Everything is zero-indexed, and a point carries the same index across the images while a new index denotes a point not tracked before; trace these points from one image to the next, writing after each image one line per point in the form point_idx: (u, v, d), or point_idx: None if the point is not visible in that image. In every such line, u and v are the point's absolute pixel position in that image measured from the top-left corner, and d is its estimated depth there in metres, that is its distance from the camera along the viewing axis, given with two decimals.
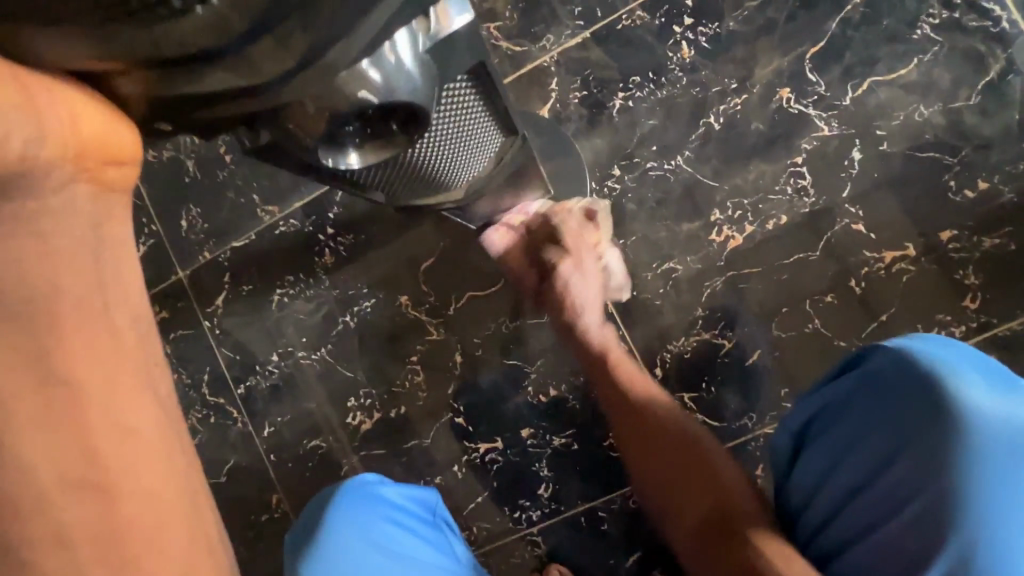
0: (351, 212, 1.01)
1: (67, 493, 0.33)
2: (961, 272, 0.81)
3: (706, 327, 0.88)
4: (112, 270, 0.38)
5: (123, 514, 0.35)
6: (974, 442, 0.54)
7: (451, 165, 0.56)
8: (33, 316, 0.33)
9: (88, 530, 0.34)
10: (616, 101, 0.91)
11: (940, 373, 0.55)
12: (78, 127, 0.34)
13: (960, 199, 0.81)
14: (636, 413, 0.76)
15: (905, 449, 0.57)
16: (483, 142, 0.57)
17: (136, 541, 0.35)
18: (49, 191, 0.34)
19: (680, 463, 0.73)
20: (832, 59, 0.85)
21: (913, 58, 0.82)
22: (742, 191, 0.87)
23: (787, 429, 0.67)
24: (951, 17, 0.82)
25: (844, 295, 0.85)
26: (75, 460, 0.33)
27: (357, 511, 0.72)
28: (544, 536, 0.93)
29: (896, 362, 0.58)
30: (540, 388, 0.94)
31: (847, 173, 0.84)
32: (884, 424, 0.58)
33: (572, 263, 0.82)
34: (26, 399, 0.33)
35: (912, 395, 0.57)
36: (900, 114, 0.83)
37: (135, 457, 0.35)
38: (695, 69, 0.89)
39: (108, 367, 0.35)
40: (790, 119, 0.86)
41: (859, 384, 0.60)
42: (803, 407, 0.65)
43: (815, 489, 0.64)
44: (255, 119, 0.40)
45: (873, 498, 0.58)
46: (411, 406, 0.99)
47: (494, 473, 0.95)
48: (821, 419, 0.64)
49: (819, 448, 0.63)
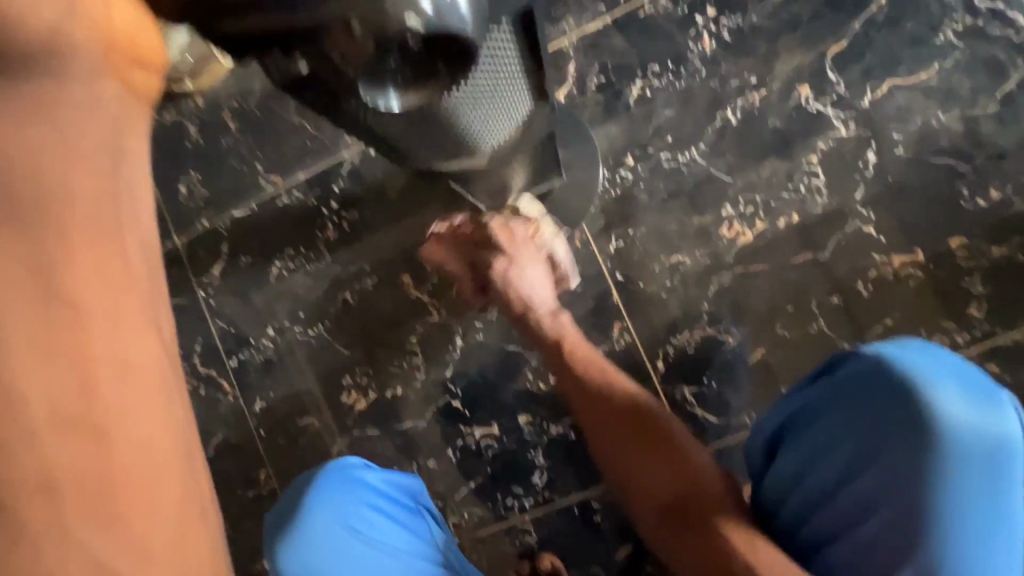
0: (357, 187, 0.99)
1: (58, 428, 0.25)
2: (968, 280, 0.81)
3: (711, 322, 0.88)
4: (130, 179, 0.30)
5: (113, 464, 0.26)
6: (947, 451, 0.53)
7: (475, 122, 0.54)
8: (38, 209, 0.27)
9: (76, 477, 0.25)
10: (634, 89, 0.89)
11: (916, 381, 0.55)
12: (112, 20, 0.29)
13: (972, 207, 0.81)
14: (596, 398, 0.75)
15: (880, 455, 0.55)
16: (510, 102, 0.56)
17: (127, 509, 0.26)
18: (73, 77, 0.28)
19: (648, 448, 0.71)
20: (853, 60, 0.84)
21: (934, 63, 0.82)
22: (755, 187, 0.87)
23: (762, 432, 0.65)
24: (974, 24, 0.81)
25: (850, 297, 0.84)
26: (69, 386, 0.26)
27: (336, 495, 0.69)
28: (536, 525, 0.93)
29: (875, 368, 0.56)
30: (541, 375, 0.93)
31: (861, 175, 0.84)
32: (861, 429, 0.56)
33: (562, 240, 0.87)
34: (16, 299, 0.26)
35: (886, 402, 0.55)
36: (917, 118, 0.83)
37: (131, 398, 0.27)
38: (715, 61, 0.88)
39: (106, 280, 0.27)
40: (807, 117, 0.85)
41: (836, 387, 0.58)
42: (780, 409, 0.63)
43: (788, 493, 0.61)
44: (295, 42, 0.37)
45: (844, 504, 0.57)
46: (408, 387, 0.97)
47: (489, 458, 0.94)
48: (795, 422, 0.61)
49: (791, 453, 0.60)
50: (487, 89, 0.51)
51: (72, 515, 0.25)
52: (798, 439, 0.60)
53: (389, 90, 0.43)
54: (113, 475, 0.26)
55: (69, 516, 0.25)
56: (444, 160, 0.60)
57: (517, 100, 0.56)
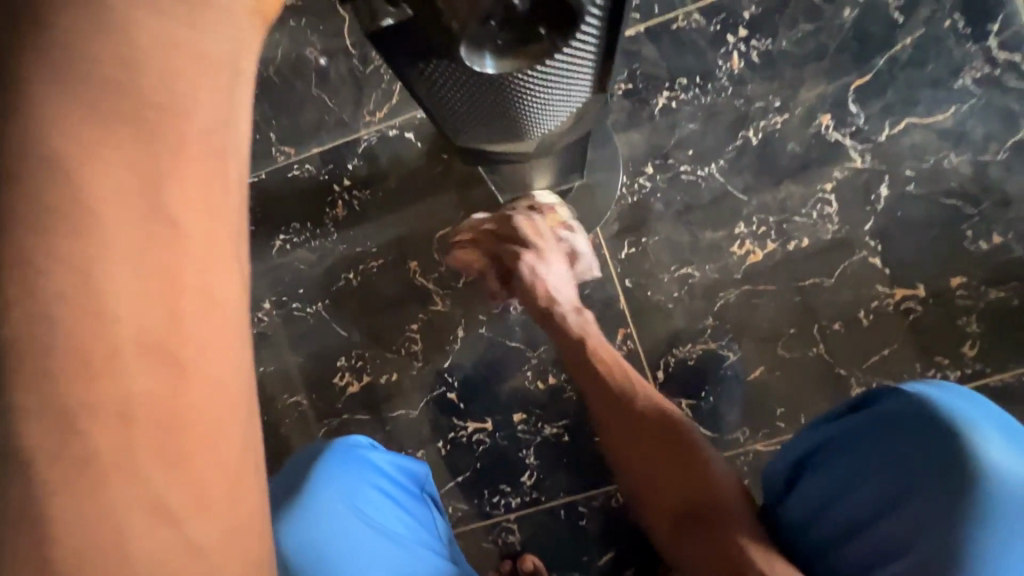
0: (372, 167, 0.97)
1: (138, 352, 0.22)
2: (964, 319, 0.84)
3: (714, 337, 0.89)
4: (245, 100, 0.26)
5: (189, 407, 0.22)
6: (984, 491, 0.53)
7: (540, 107, 0.55)
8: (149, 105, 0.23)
9: (149, 412, 0.22)
10: (660, 100, 0.90)
11: (955, 418, 0.56)
12: None
13: (974, 249, 0.84)
14: (623, 405, 0.76)
15: (914, 488, 0.56)
16: (574, 94, 0.56)
17: (200, 458, 0.22)
18: None
19: (662, 456, 0.72)
20: (874, 95, 0.86)
21: (951, 106, 0.85)
22: (769, 208, 0.88)
23: (789, 457, 0.68)
24: (992, 73, 0.84)
25: (851, 324, 0.86)
26: (154, 307, 0.22)
27: (345, 473, 0.67)
28: (520, 524, 0.92)
29: (911, 403, 0.59)
30: (539, 374, 0.92)
31: (872, 207, 0.86)
32: (895, 460, 0.58)
33: (533, 255, 0.85)
34: (111, 191, 0.22)
35: (921, 436, 0.57)
36: (930, 158, 0.85)
37: (215, 336, 0.23)
38: (743, 81, 0.89)
39: (206, 196, 0.24)
40: (826, 145, 0.87)
41: (869, 421, 0.61)
42: (812, 435, 0.66)
43: (814, 519, 0.63)
44: None
45: (873, 535, 0.57)
46: (403, 375, 0.95)
47: (479, 454, 0.93)
48: (825, 450, 0.64)
49: (821, 477, 0.62)
50: (551, 88, 0.53)
51: (145, 458, 0.22)
52: (828, 464, 0.62)
53: (486, 56, 0.46)
54: (185, 418, 0.22)
55: (141, 460, 0.22)
56: (494, 142, 0.60)
57: (574, 105, 0.59)
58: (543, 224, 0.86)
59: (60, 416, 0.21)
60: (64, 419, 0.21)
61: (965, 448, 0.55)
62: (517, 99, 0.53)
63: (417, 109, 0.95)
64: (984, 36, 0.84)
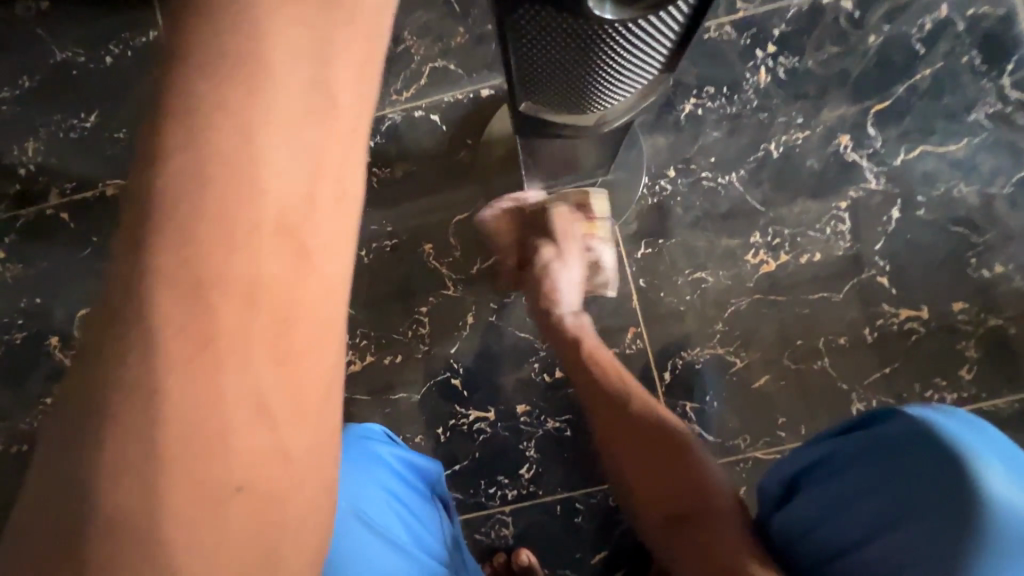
0: (393, 146, 0.96)
1: (270, 241, 0.24)
2: (963, 343, 0.86)
3: (722, 343, 0.90)
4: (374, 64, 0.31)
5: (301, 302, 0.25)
6: (983, 538, 0.45)
7: (603, 75, 0.48)
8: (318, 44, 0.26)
9: (274, 297, 0.24)
10: (687, 106, 0.92)
11: (960, 452, 0.48)
12: None
13: (976, 277, 0.87)
14: (613, 404, 0.75)
15: (900, 521, 0.49)
16: (640, 71, 0.50)
17: (304, 349, 0.25)
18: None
19: (644, 450, 0.71)
20: (892, 120, 0.89)
21: (963, 138, 0.88)
22: (784, 221, 0.90)
23: (780, 474, 0.64)
24: (1003, 110, 0.88)
25: (856, 340, 0.88)
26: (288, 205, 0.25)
27: (353, 460, 0.67)
28: (515, 517, 0.90)
29: (913, 429, 0.51)
30: (547, 367, 0.92)
31: (883, 228, 0.88)
32: (883, 490, 0.51)
33: (556, 254, 0.85)
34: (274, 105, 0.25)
35: (919, 466, 0.50)
36: (941, 186, 0.88)
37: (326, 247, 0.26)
38: (768, 95, 0.91)
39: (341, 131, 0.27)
40: (843, 164, 0.89)
41: (866, 444, 0.55)
42: (805, 453, 0.61)
43: (796, 539, 0.59)
44: None
45: (847, 567, 0.52)
46: (408, 357, 0.94)
47: (479, 443, 0.92)
48: (818, 471, 0.59)
49: (806, 498, 0.58)
50: (643, 46, 0.46)
51: (254, 334, 0.24)
52: (821, 483, 0.58)
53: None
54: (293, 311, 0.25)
55: (253, 340, 0.24)
56: (541, 106, 0.52)
57: (645, 80, 0.52)
58: (575, 227, 0.87)
59: (191, 283, 0.23)
60: (197, 287, 0.24)
61: (967, 482, 0.46)
62: (593, 54, 0.44)
63: (445, 92, 0.95)
64: (998, 75, 0.88)
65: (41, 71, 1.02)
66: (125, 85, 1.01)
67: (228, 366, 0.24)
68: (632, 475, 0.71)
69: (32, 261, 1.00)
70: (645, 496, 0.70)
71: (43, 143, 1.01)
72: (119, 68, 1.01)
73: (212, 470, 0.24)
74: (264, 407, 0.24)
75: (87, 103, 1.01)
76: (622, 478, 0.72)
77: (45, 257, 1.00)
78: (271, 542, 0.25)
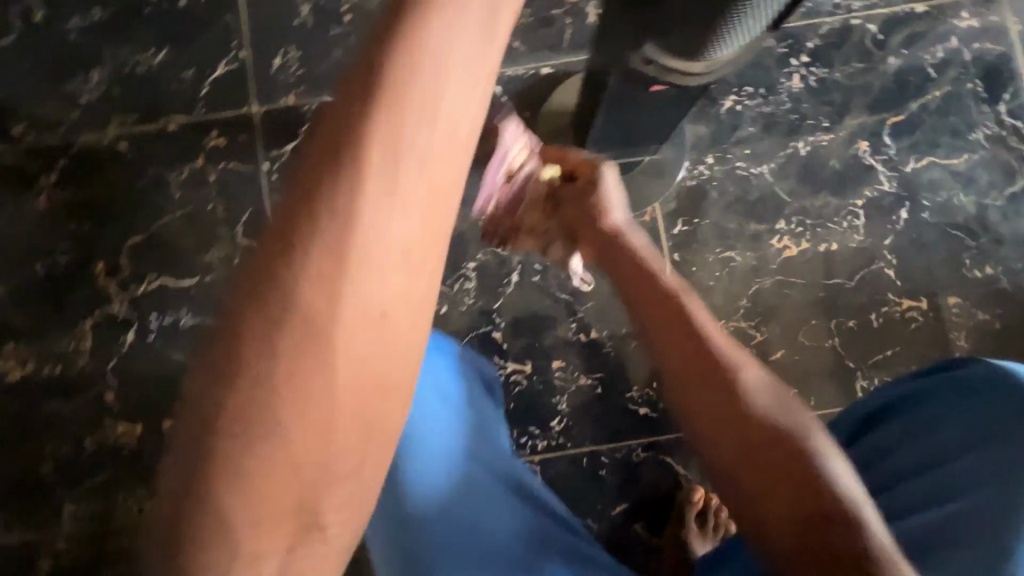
0: None
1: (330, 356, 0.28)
2: (955, 333, 0.97)
3: (745, 317, 0.98)
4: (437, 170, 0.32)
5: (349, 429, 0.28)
6: None
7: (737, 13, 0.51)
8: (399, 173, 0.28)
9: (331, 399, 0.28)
10: (727, 101, 1.01)
11: None
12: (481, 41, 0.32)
13: (969, 275, 0.98)
14: (683, 335, 0.61)
15: (986, 442, 0.57)
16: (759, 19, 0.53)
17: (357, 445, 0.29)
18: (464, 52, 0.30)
19: (726, 398, 0.56)
20: (906, 132, 1.00)
21: (965, 154, 1.00)
22: (807, 212, 0.99)
23: (855, 415, 0.70)
24: (999, 133, 1.00)
25: (863, 324, 0.98)
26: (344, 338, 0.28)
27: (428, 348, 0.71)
28: (543, 466, 0.96)
29: (997, 373, 0.60)
30: (584, 328, 0.98)
31: (892, 226, 0.99)
32: (968, 421, 0.59)
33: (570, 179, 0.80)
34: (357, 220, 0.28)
35: (1004, 404, 0.58)
36: (943, 194, 0.99)
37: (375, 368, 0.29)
38: (799, 99, 1.01)
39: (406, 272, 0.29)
40: (861, 167, 1.00)
41: (947, 384, 0.63)
42: (885, 395, 0.68)
43: (869, 468, 0.65)
44: None
45: (928, 482, 0.58)
46: (452, 309, 0.99)
47: (514, 395, 0.97)
48: (898, 410, 0.66)
49: (889, 432, 0.65)
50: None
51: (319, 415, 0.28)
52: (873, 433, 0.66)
53: None
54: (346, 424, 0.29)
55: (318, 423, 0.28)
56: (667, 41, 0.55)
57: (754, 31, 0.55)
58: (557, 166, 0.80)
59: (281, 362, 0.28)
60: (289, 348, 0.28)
61: None
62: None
63: (508, 66, 1.02)
64: (997, 102, 1.01)
65: (113, 5, 1.04)
66: (196, 27, 1.04)
67: (373, 231, 0.27)
68: (703, 431, 0.56)
69: (84, 187, 1.01)
70: (725, 451, 0.54)
71: (108, 74, 1.03)
72: (192, 11, 1.05)
73: (281, 489, 0.28)
74: (364, 273, 0.27)
75: (157, 41, 1.04)
76: (696, 426, 0.56)
77: (98, 184, 1.02)
78: (320, 501, 0.28)
